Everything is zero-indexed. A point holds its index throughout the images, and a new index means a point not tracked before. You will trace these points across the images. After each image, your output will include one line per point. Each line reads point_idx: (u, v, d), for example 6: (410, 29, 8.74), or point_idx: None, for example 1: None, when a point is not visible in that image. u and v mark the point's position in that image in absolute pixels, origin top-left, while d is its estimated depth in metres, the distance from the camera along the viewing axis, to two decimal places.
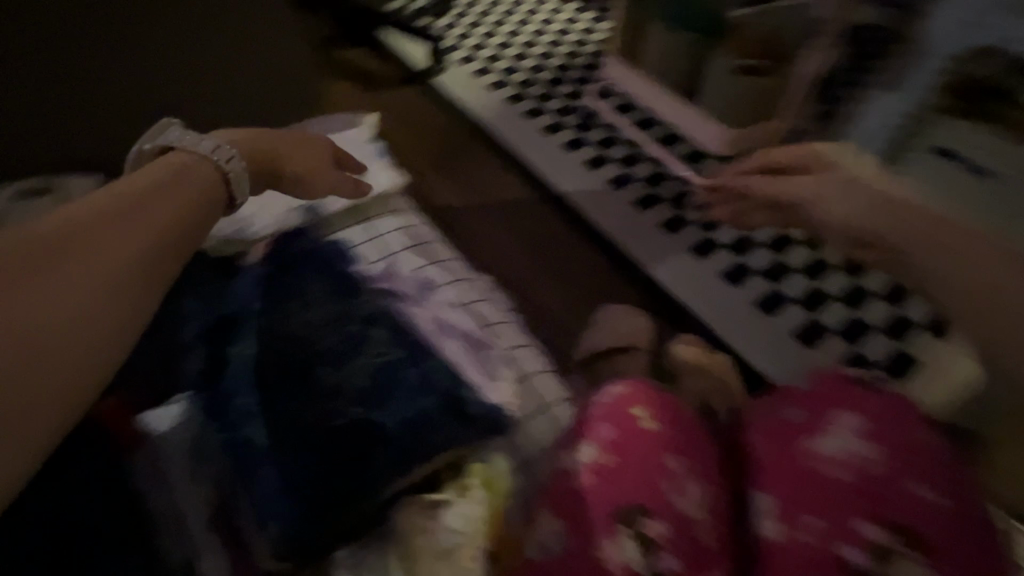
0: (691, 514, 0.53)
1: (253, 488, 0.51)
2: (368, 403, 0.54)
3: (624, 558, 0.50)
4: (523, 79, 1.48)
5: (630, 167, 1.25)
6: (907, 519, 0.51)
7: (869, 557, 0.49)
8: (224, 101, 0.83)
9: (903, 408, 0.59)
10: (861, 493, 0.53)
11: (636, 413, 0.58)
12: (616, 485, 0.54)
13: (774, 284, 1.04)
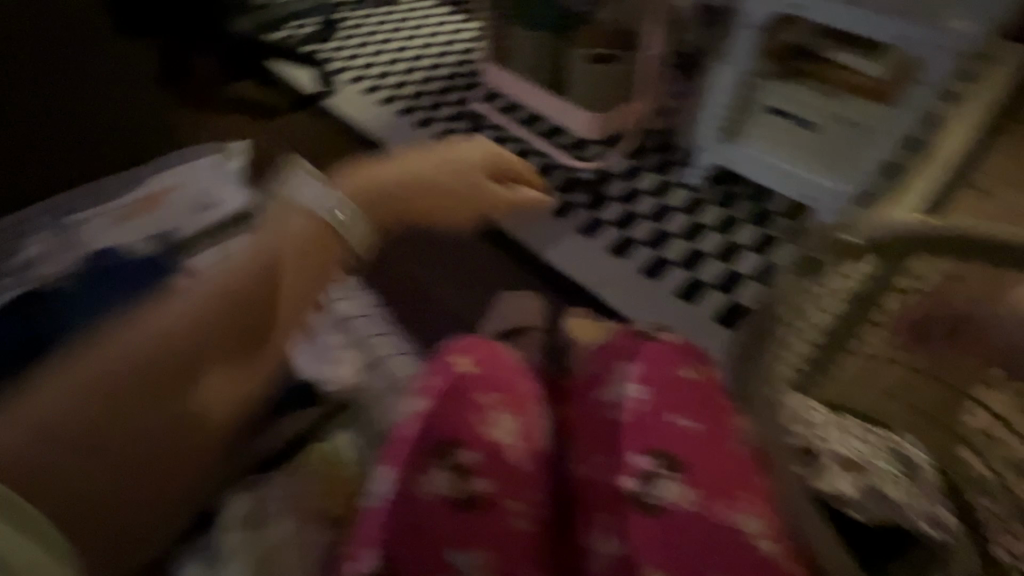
0: (503, 440, 0.48)
1: None
2: None
3: (441, 493, 0.43)
4: (404, 92, 1.53)
5: (518, 160, 1.32)
6: (688, 452, 0.45)
7: (639, 484, 0.44)
8: None
9: (682, 351, 0.53)
10: (652, 429, 0.47)
11: (454, 363, 0.51)
12: (430, 428, 0.45)
13: (656, 251, 1.12)
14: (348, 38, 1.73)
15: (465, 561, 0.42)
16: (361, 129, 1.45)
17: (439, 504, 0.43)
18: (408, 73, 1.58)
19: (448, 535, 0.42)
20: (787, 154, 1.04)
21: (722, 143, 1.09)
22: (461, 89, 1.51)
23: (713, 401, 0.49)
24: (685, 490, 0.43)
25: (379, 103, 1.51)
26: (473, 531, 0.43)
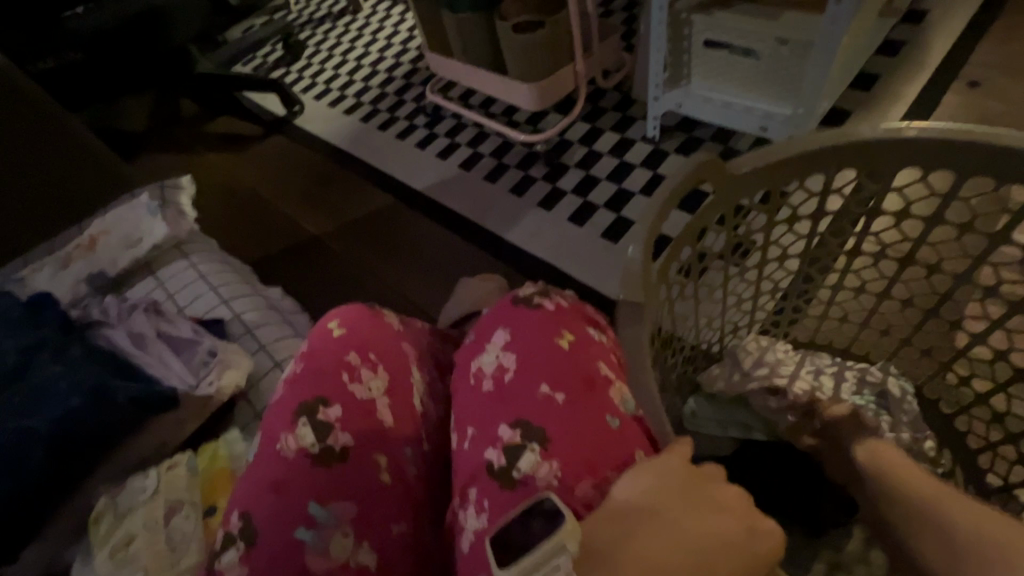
0: (373, 399, 0.46)
1: None
2: (26, 413, 0.49)
3: (298, 447, 0.42)
4: (362, 99, 1.56)
5: (476, 145, 1.32)
6: (549, 424, 0.41)
7: (501, 456, 0.41)
8: (37, 207, 0.85)
9: (566, 316, 0.50)
10: (505, 400, 0.44)
11: (329, 326, 0.51)
12: (293, 389, 0.46)
13: (617, 213, 1.09)
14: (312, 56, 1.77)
15: (327, 515, 0.40)
16: (329, 144, 1.48)
17: (300, 460, 0.42)
18: (367, 78, 1.60)
19: (310, 490, 0.41)
20: (737, 87, 0.97)
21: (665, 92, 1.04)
22: (418, 84, 1.52)
23: (580, 373, 0.45)
24: (543, 461, 0.39)
25: (343, 113, 1.54)
26: (333, 484, 0.41)
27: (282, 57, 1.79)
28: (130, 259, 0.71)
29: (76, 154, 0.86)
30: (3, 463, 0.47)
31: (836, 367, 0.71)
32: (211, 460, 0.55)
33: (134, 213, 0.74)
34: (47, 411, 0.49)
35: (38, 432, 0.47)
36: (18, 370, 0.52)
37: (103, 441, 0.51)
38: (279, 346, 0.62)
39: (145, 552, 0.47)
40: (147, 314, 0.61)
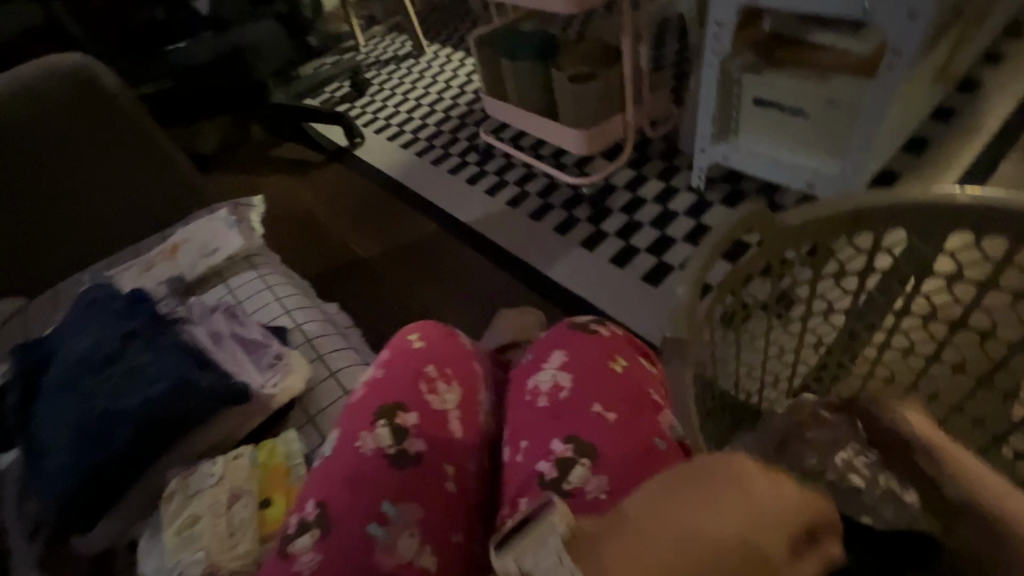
0: (446, 411, 0.48)
1: (54, 503, 0.50)
2: (120, 396, 0.53)
3: (377, 446, 0.44)
4: (420, 135, 1.66)
5: (524, 184, 1.38)
6: (599, 441, 0.44)
7: (554, 469, 0.43)
8: (129, 216, 0.91)
9: (619, 344, 0.52)
10: (556, 418, 0.46)
11: (410, 338, 0.54)
12: (376, 393, 0.48)
13: (658, 257, 1.11)
14: (376, 94, 1.90)
15: (397, 514, 0.40)
16: (384, 174, 1.58)
17: (378, 458, 0.43)
18: (426, 117, 1.71)
19: (382, 488, 0.42)
20: (787, 144, 0.99)
21: (713, 145, 1.08)
22: (473, 124, 1.61)
23: (636, 396, 0.47)
24: (593, 474, 0.42)
25: (401, 147, 1.64)
26: (406, 484, 0.42)
27: (349, 93, 1.93)
28: (205, 267, 0.76)
29: (157, 173, 0.91)
30: (97, 439, 0.50)
31: None
32: (268, 453, 0.55)
33: (214, 226, 0.81)
34: (140, 395, 0.53)
35: (133, 413, 0.51)
36: (114, 356, 0.56)
37: (182, 425, 0.53)
38: (334, 357, 0.64)
39: (208, 533, 0.48)
40: (224, 318, 0.65)
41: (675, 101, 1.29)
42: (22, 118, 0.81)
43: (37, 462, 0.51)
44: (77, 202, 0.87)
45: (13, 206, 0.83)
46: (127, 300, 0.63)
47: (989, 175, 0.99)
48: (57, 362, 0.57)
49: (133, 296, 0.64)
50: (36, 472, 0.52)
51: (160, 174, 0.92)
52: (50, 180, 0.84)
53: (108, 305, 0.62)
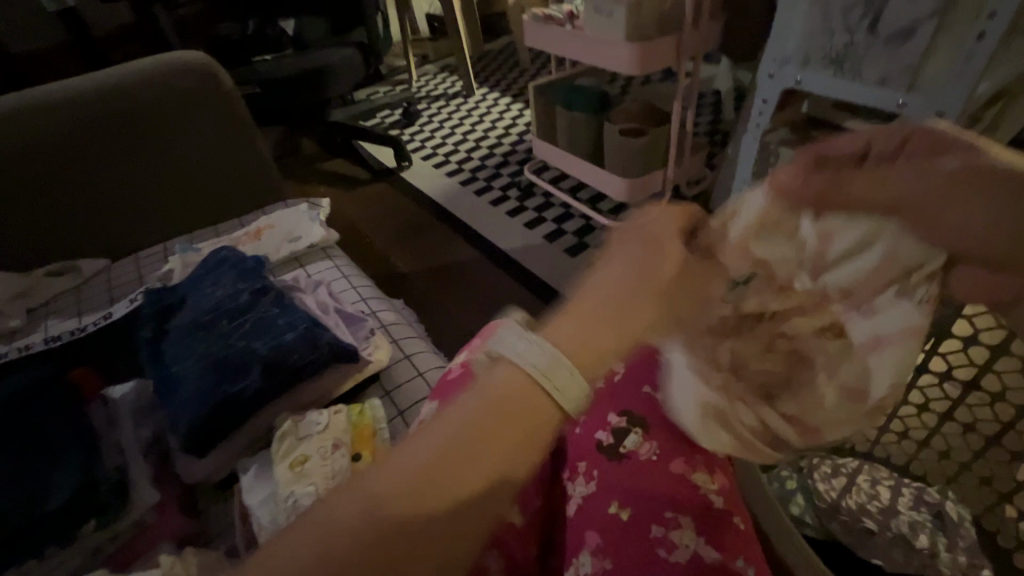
0: None
1: (177, 431, 0.53)
2: (252, 339, 0.57)
3: None
4: (464, 166, 1.77)
5: (561, 222, 1.47)
6: (647, 416, 0.45)
7: (610, 436, 0.45)
8: (207, 199, 0.99)
9: None
10: (612, 395, 0.47)
11: None
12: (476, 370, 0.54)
13: None
14: (425, 125, 2.03)
15: None
16: (429, 198, 1.67)
17: None
18: (472, 151, 1.83)
19: None
20: None
21: None
22: (516, 163, 1.73)
23: None
24: (646, 440, 0.44)
25: (445, 175, 1.75)
26: None
27: (400, 121, 2.06)
28: (286, 252, 0.83)
29: (239, 169, 1.00)
30: (231, 373, 0.55)
31: (894, 481, 0.76)
32: (358, 413, 0.58)
33: (298, 217, 0.89)
34: (271, 341, 0.57)
35: (263, 355, 0.56)
36: (247, 304, 0.61)
37: (301, 374, 0.58)
38: (408, 343, 0.69)
39: (318, 470, 0.51)
40: (325, 291, 0.72)
41: (709, 166, 1.40)
42: (141, 104, 0.90)
43: (164, 391, 0.55)
44: (166, 179, 0.95)
45: (105, 173, 0.91)
46: (247, 260, 0.68)
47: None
48: (190, 306, 0.62)
49: (258, 260, 0.69)
50: (162, 401, 0.56)
51: (240, 172, 1.00)
52: (146, 158, 0.93)
53: (233, 262, 0.67)
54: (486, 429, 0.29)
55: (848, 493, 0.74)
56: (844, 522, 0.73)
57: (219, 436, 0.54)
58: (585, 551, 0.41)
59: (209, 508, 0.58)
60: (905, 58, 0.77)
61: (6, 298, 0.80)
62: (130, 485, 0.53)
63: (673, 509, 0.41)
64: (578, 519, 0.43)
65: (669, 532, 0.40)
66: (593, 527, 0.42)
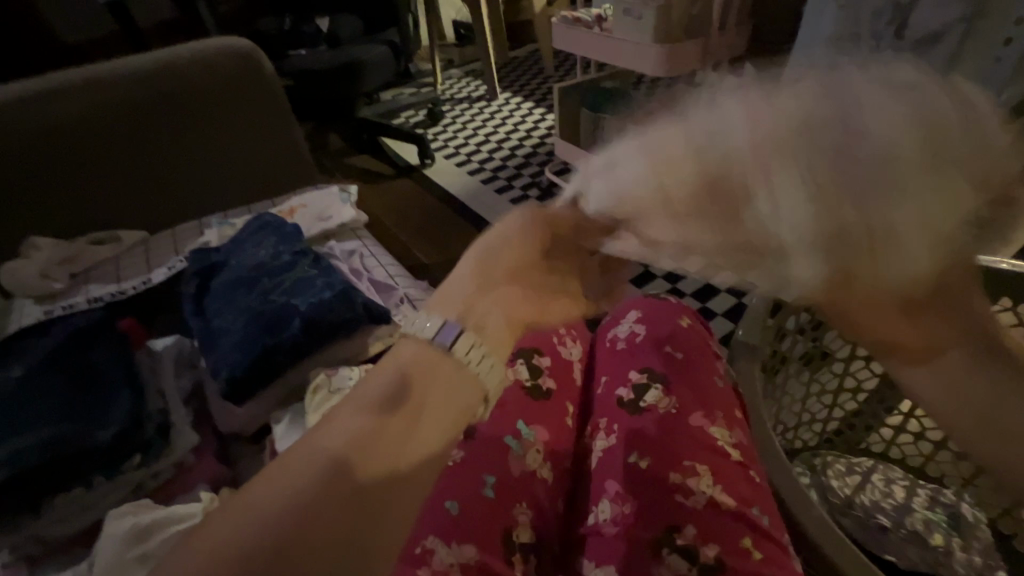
0: (571, 361, 0.61)
1: (223, 376, 0.58)
2: (292, 295, 0.62)
3: (514, 378, 0.55)
4: (486, 166, 1.80)
5: None
6: (669, 376, 0.53)
7: (632, 392, 0.53)
8: (243, 179, 1.04)
9: (687, 308, 0.60)
10: (639, 357, 0.55)
11: None
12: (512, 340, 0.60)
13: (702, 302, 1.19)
14: (449, 125, 2.07)
15: (529, 432, 0.51)
16: (452, 196, 1.70)
17: (514, 387, 0.55)
18: (495, 151, 1.87)
19: (517, 413, 0.53)
20: None
21: None
22: (538, 164, 1.75)
23: (703, 348, 0.56)
24: (665, 396, 0.51)
25: (468, 174, 1.78)
26: (536, 412, 0.53)
27: (425, 121, 2.10)
28: (317, 229, 0.86)
29: (275, 153, 1.04)
30: (274, 325, 0.59)
31: (909, 481, 0.75)
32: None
33: (330, 197, 0.92)
34: (309, 296, 0.62)
35: (301, 309, 0.60)
36: (289, 264, 0.66)
37: (336, 332, 0.61)
38: None
39: None
40: (359, 260, 0.81)
41: None
42: (186, 87, 0.94)
43: (212, 340, 0.61)
44: (207, 159, 1.00)
45: (151, 150, 0.95)
46: (286, 225, 0.73)
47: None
48: (235, 265, 0.67)
49: (298, 227, 0.73)
50: (209, 350, 0.61)
51: (271, 158, 1.04)
52: (189, 137, 0.97)
53: (273, 228, 0.72)
54: (390, 420, 0.32)
55: (863, 490, 0.74)
56: (858, 518, 0.73)
57: (257, 384, 0.59)
58: (605, 499, 0.47)
59: (242, 460, 0.62)
60: (931, 63, 0.77)
61: (51, 262, 0.84)
62: (171, 428, 0.58)
63: (692, 458, 0.46)
64: (602, 469, 0.49)
65: (687, 480, 0.45)
66: (614, 477, 0.48)
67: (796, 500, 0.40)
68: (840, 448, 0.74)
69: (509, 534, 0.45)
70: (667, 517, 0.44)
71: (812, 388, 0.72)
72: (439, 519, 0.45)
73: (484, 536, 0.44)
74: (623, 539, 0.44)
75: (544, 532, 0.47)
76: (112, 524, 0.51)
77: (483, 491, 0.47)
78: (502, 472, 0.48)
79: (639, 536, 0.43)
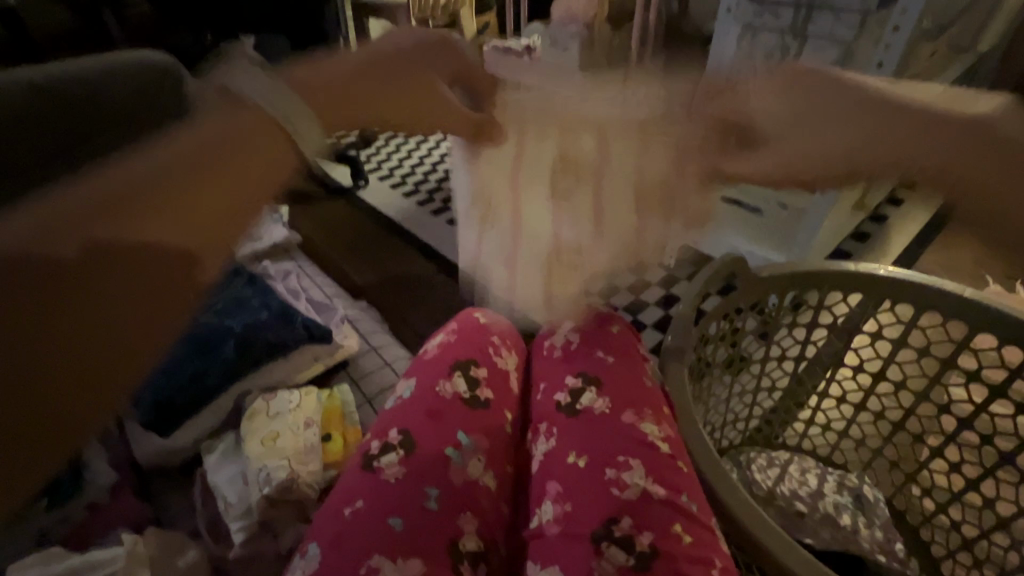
0: (508, 370, 0.61)
1: (149, 396, 0.63)
2: (222, 315, 0.69)
3: (454, 391, 0.56)
4: (418, 187, 1.65)
5: None
6: (601, 377, 0.57)
7: (568, 396, 0.56)
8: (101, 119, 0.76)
9: (611, 315, 0.65)
10: (572, 363, 0.59)
11: (478, 315, 0.65)
12: (450, 352, 0.60)
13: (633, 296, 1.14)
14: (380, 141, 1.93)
15: (469, 442, 0.52)
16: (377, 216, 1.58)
17: (455, 399, 0.55)
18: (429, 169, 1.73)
19: (459, 423, 0.53)
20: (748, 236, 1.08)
21: None
22: None
23: (634, 352, 0.61)
24: (599, 397, 0.55)
25: (400, 195, 1.63)
26: (477, 422, 0.54)
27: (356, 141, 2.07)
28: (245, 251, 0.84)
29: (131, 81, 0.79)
30: (207, 342, 0.67)
31: (820, 470, 0.82)
32: (328, 397, 0.66)
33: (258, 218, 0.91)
34: (241, 317, 0.69)
35: (233, 328, 0.68)
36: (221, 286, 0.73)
37: (271, 348, 0.68)
38: (373, 336, 0.78)
39: (289, 445, 0.59)
40: (294, 279, 0.84)
41: None
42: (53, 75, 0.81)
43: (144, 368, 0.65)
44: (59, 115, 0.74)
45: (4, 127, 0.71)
46: None
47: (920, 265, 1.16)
48: None
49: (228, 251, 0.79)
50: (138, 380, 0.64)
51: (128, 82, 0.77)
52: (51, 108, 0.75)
53: None
54: (171, 190, 0.39)
55: (783, 481, 0.79)
56: (779, 507, 0.77)
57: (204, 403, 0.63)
58: (548, 500, 0.50)
59: (166, 491, 0.62)
60: None
61: None
62: (84, 462, 0.58)
63: (626, 453, 0.50)
64: (544, 471, 0.52)
65: (621, 474, 0.49)
66: (556, 478, 0.51)
67: (717, 479, 0.45)
68: (750, 444, 0.81)
69: (454, 543, 0.45)
70: (606, 509, 0.47)
71: (733, 387, 0.77)
72: (383, 536, 0.44)
73: (429, 550, 0.44)
74: (564, 536, 0.46)
75: (489, 539, 0.48)
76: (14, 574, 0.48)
77: (425, 503, 0.47)
78: (444, 484, 0.48)
79: (581, 531, 0.46)
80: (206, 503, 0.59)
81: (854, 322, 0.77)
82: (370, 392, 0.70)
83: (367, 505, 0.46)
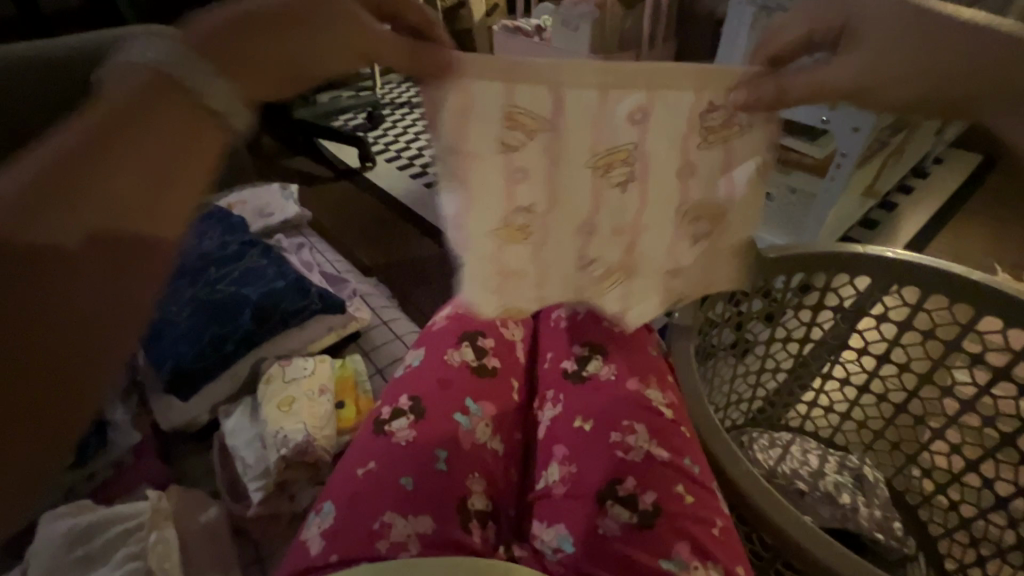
0: (514, 342, 0.62)
1: (169, 362, 0.65)
2: (239, 285, 0.70)
3: (462, 360, 0.57)
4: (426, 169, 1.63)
5: None
6: (607, 348, 0.58)
7: (575, 364, 0.57)
8: None
9: None
10: (576, 334, 0.60)
11: None
12: (458, 323, 0.61)
13: None
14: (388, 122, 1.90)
15: (477, 408, 0.53)
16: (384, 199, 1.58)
17: (463, 367, 0.56)
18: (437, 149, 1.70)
19: (466, 390, 0.54)
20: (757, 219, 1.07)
21: None
22: None
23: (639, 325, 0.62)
24: (604, 365, 0.56)
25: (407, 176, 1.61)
26: (484, 389, 0.55)
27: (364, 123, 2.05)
28: (257, 227, 0.85)
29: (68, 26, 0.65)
30: (223, 311, 0.68)
31: (821, 450, 0.83)
32: (341, 366, 0.68)
33: (270, 195, 0.92)
34: (258, 287, 0.70)
35: (251, 297, 0.69)
36: (237, 256, 0.74)
37: (287, 316, 0.70)
38: (384, 310, 0.80)
39: (304, 411, 0.60)
40: (307, 253, 0.85)
41: None
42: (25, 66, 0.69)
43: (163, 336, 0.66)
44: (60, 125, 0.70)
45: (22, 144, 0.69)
46: (234, 219, 0.80)
47: (926, 252, 1.16)
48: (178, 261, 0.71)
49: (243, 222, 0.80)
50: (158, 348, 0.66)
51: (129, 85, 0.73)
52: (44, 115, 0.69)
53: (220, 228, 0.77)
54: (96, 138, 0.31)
55: (785, 460, 0.80)
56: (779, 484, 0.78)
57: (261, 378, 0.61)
58: (554, 463, 0.51)
59: (185, 454, 0.65)
60: None
61: None
62: (110, 425, 0.60)
63: (630, 419, 0.51)
64: (551, 436, 0.53)
65: (625, 438, 0.50)
66: (562, 443, 0.52)
67: (719, 447, 0.46)
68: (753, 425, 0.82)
69: (464, 503, 0.47)
70: (611, 471, 0.48)
71: (738, 367, 0.78)
72: (394, 494, 0.46)
73: (440, 508, 0.46)
74: (570, 497, 0.48)
75: (497, 500, 0.50)
76: (49, 525, 0.51)
77: (436, 465, 0.48)
78: (454, 448, 0.50)
79: (587, 492, 0.48)
80: (226, 465, 0.61)
81: (859, 304, 0.77)
82: (381, 364, 0.73)
83: (380, 466, 0.48)
